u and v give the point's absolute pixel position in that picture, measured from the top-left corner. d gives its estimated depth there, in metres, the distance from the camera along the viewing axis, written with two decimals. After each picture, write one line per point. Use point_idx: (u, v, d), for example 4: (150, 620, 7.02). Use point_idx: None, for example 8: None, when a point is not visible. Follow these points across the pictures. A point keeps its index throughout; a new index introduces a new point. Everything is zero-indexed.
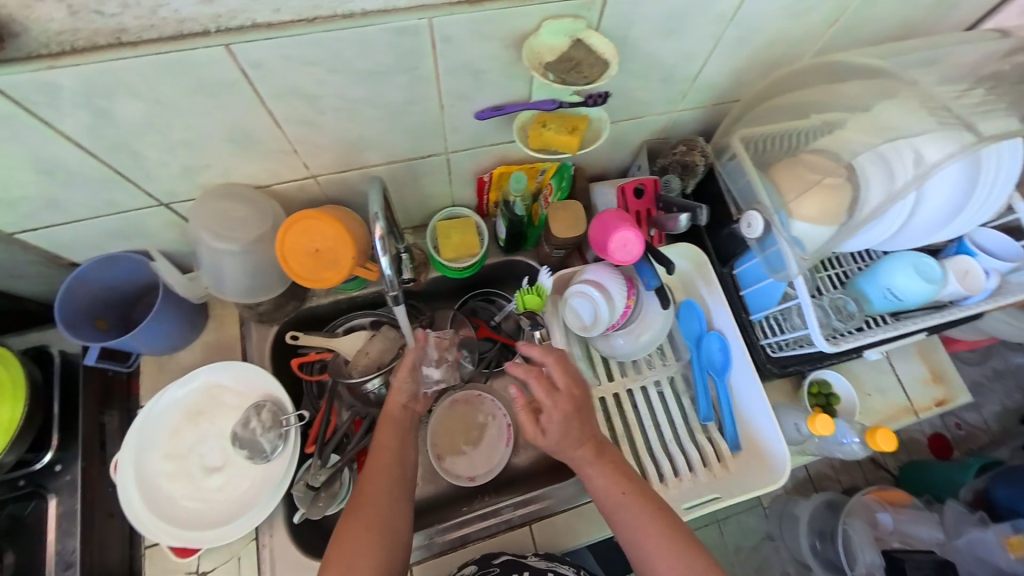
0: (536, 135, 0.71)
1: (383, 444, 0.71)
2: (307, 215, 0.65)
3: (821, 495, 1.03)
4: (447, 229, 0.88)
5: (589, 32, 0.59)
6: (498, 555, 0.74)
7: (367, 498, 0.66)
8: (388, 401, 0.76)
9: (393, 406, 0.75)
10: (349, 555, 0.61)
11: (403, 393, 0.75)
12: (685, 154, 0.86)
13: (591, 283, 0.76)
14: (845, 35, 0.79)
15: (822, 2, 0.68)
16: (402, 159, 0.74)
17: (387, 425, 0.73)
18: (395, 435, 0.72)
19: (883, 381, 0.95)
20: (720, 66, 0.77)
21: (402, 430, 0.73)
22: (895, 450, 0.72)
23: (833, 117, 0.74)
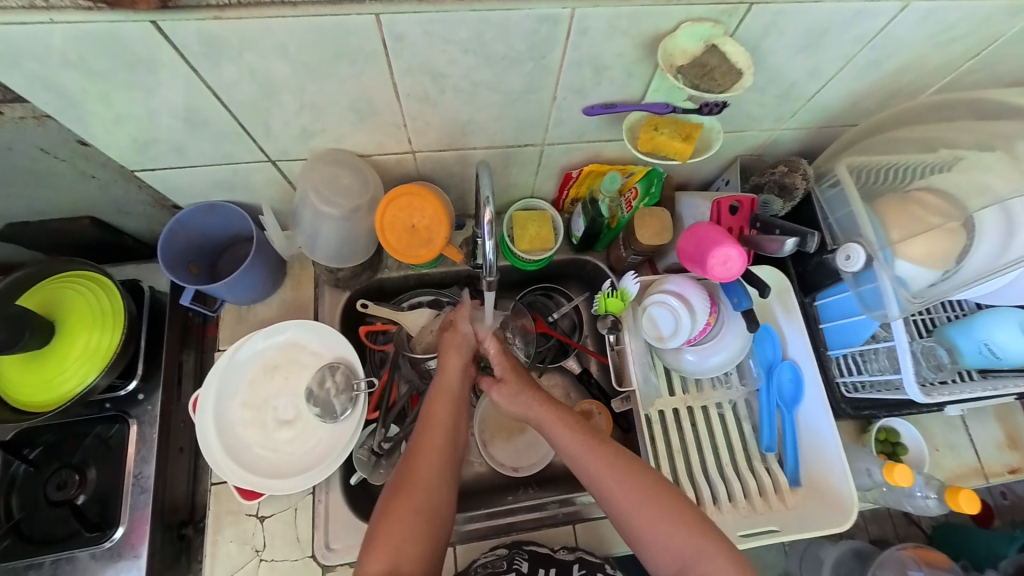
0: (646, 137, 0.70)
1: (437, 417, 0.68)
2: (411, 192, 0.71)
3: (848, 541, 0.90)
4: (524, 221, 0.86)
5: (725, 39, 0.57)
6: (528, 543, 0.75)
7: (417, 479, 0.62)
8: (443, 374, 0.73)
9: (448, 381, 0.72)
10: (399, 537, 0.58)
11: (458, 365, 0.73)
12: (785, 175, 0.83)
13: (673, 293, 0.75)
14: (982, 71, 0.74)
15: (967, 33, 0.65)
16: (501, 146, 0.74)
17: (442, 399, 0.70)
18: (449, 411, 0.69)
19: (955, 439, 0.90)
20: (841, 89, 0.73)
21: (454, 404, 0.70)
22: (976, 512, 0.72)
23: (960, 155, 0.70)
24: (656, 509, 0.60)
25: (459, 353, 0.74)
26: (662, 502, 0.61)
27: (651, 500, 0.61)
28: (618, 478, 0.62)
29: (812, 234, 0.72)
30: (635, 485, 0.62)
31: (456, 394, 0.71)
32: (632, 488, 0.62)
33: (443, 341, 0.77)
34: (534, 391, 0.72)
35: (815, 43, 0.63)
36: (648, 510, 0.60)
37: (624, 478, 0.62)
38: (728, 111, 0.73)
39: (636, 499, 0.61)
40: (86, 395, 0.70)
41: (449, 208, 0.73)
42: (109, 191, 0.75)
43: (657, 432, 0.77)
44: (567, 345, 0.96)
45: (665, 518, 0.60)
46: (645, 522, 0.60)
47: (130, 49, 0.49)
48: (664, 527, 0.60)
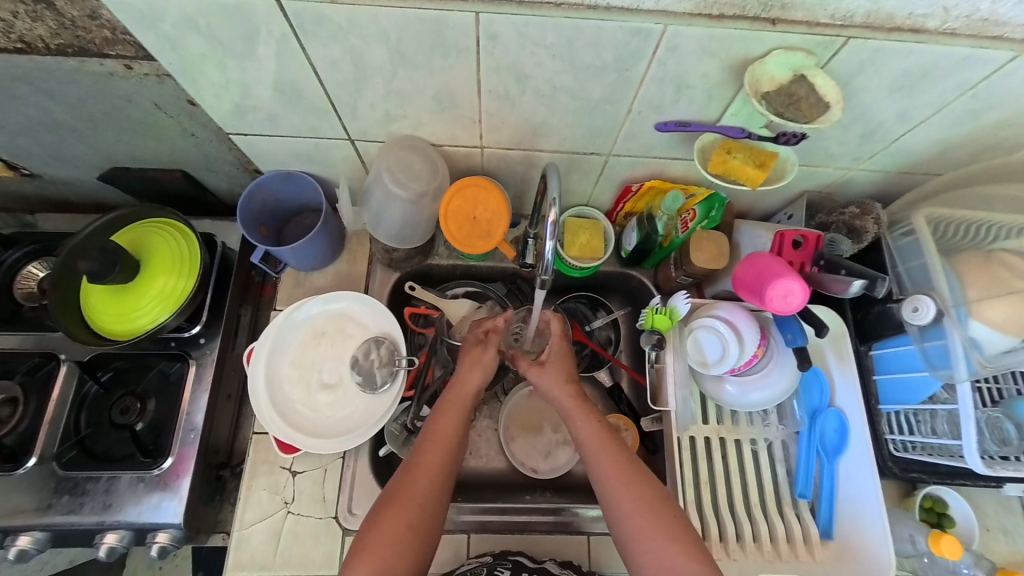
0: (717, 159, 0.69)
1: (443, 429, 0.68)
2: (477, 184, 0.74)
3: None
4: (576, 228, 0.89)
5: (816, 71, 0.56)
6: (514, 554, 0.75)
7: (414, 489, 0.63)
8: (456, 388, 0.73)
9: (462, 393, 0.72)
10: (387, 548, 0.58)
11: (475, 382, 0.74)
12: (854, 218, 0.79)
13: (723, 320, 0.73)
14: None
15: None
16: (568, 151, 0.76)
17: (450, 412, 0.70)
18: (453, 424, 0.69)
19: (1011, 524, 0.83)
20: (931, 135, 0.70)
21: (463, 418, 0.70)
22: None
23: None
24: (651, 517, 0.61)
25: (472, 370, 0.75)
26: (660, 515, 0.61)
27: (647, 513, 0.61)
28: (623, 486, 0.63)
29: (882, 279, 0.69)
30: (637, 499, 0.62)
31: (465, 407, 0.72)
32: (634, 497, 0.62)
33: (466, 355, 0.78)
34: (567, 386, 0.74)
35: (912, 85, 0.60)
36: (644, 522, 0.60)
37: (622, 474, 0.64)
38: (804, 144, 0.71)
39: (640, 515, 0.61)
40: (155, 333, 0.77)
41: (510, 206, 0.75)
42: (204, 148, 0.81)
43: (686, 458, 0.75)
44: (602, 356, 0.96)
45: (668, 545, 0.59)
46: (641, 536, 0.60)
47: (252, 22, 0.54)
48: (669, 555, 0.58)
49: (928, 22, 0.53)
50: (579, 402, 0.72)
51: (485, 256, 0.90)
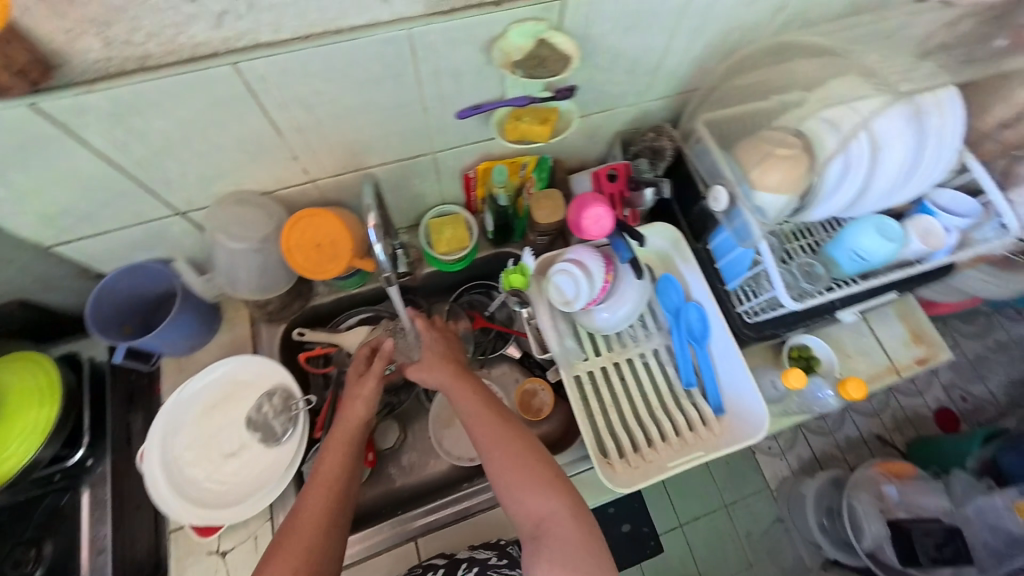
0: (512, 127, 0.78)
1: (329, 466, 0.68)
2: (310, 214, 0.75)
3: None
4: (441, 226, 0.97)
5: (551, 32, 0.66)
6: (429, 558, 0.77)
7: (305, 530, 0.62)
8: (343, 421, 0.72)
9: (348, 427, 0.72)
10: None
11: (362, 410, 0.73)
12: (654, 140, 0.94)
13: (571, 261, 0.81)
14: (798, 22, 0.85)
15: None
16: (394, 160, 0.82)
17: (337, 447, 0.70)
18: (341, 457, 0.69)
19: (864, 344, 1.02)
20: (681, 57, 0.84)
21: (351, 450, 0.70)
22: (865, 396, 0.79)
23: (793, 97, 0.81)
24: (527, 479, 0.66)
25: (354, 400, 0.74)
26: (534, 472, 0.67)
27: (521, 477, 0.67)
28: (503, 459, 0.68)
29: (660, 180, 0.90)
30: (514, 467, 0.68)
31: (352, 437, 0.71)
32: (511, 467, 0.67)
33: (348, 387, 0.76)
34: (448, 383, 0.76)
35: (637, 23, 0.73)
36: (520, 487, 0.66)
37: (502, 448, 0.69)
38: (587, 93, 0.83)
39: (519, 480, 0.66)
40: (28, 470, 0.71)
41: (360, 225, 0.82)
42: (34, 269, 0.78)
43: (588, 390, 0.84)
44: (506, 333, 1.03)
45: (539, 497, 0.65)
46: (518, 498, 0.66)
47: (16, 133, 0.54)
48: (539, 506, 0.65)
49: None
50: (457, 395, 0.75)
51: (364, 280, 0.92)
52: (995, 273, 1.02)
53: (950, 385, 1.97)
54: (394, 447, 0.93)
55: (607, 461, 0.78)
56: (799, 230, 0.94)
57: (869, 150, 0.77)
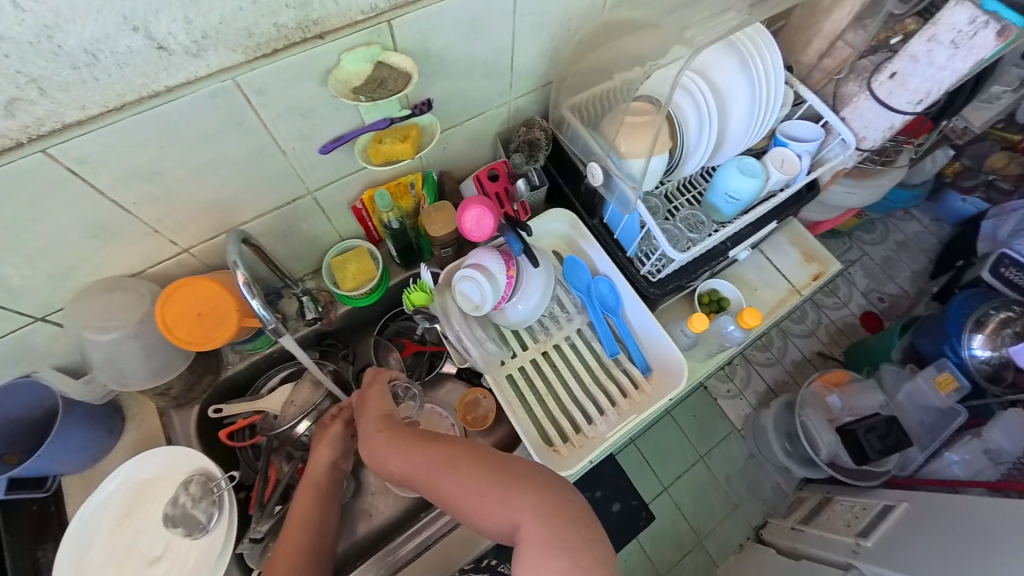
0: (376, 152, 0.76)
1: (297, 513, 0.71)
2: (182, 285, 0.70)
3: None
4: (343, 262, 0.95)
5: (388, 53, 0.67)
6: None
7: None
8: (312, 466, 0.77)
9: (313, 472, 0.76)
10: None
11: (329, 452, 0.78)
12: (527, 134, 0.95)
13: (472, 266, 0.81)
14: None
15: None
16: (270, 210, 0.79)
17: (306, 492, 0.74)
18: (308, 502, 0.72)
19: (766, 275, 1.11)
20: (531, 51, 0.87)
21: (316, 496, 0.74)
22: (759, 322, 0.89)
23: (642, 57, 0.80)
24: (475, 488, 0.61)
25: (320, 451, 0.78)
26: (483, 480, 0.61)
27: (472, 490, 0.61)
28: (446, 477, 0.63)
29: (529, 170, 0.96)
30: (460, 482, 0.62)
31: (319, 483, 0.76)
32: (460, 482, 0.62)
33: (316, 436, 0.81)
34: (382, 420, 0.74)
35: (474, 29, 0.75)
36: (474, 500, 0.60)
37: (449, 470, 0.63)
38: (450, 104, 0.85)
39: (470, 492, 0.61)
40: None
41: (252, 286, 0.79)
42: None
43: (522, 386, 0.87)
44: (440, 351, 1.02)
45: (494, 504, 0.59)
46: (479, 510, 0.60)
47: None
48: (497, 511, 0.59)
49: None
50: (393, 431, 0.71)
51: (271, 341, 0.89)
52: (856, 184, 1.16)
53: (867, 290, 2.17)
54: (346, 499, 0.92)
55: (552, 448, 0.82)
56: (684, 185, 1.02)
57: (703, 111, 0.89)
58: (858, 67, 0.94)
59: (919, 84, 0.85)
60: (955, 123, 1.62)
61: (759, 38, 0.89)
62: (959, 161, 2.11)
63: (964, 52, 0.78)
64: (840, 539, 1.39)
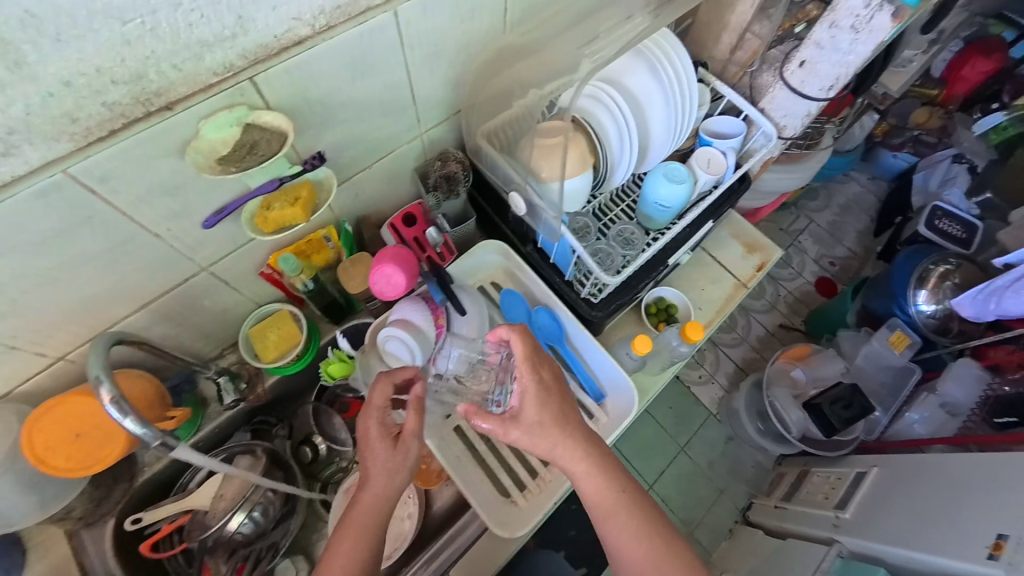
0: (266, 220, 0.69)
1: (345, 553, 0.60)
2: (57, 405, 0.69)
3: None
4: (263, 330, 0.88)
5: (257, 113, 0.60)
6: None
7: None
8: (370, 483, 0.63)
9: (372, 502, 0.62)
10: None
11: (386, 476, 0.63)
12: (442, 168, 0.89)
13: (395, 322, 0.76)
14: (535, 9, 0.84)
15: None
16: (160, 295, 0.71)
17: (353, 532, 0.60)
18: (370, 533, 0.61)
19: (712, 272, 1.10)
20: (435, 81, 0.80)
21: (372, 532, 0.61)
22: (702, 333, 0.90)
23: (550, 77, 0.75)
24: (625, 526, 0.62)
25: (389, 469, 0.64)
26: (637, 516, 0.63)
27: (618, 526, 0.63)
28: (603, 511, 0.63)
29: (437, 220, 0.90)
30: (614, 523, 0.63)
31: (382, 511, 0.63)
32: (617, 515, 0.63)
33: (367, 455, 0.64)
34: (553, 394, 0.66)
35: (358, 72, 0.68)
36: (622, 536, 0.62)
37: (611, 493, 0.63)
38: (351, 150, 0.77)
39: (628, 536, 0.62)
40: None
41: (153, 382, 0.73)
42: None
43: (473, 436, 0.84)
44: None
45: (637, 542, 0.62)
46: (627, 553, 0.62)
47: None
48: (643, 559, 0.62)
49: (300, 31, 0.58)
50: (558, 425, 0.64)
51: (195, 425, 0.84)
52: (788, 168, 1.15)
53: (818, 256, 2.20)
54: None
55: (509, 499, 0.79)
56: (616, 195, 0.99)
57: (621, 119, 0.85)
58: (768, 57, 0.91)
59: (828, 70, 0.84)
60: (875, 90, 1.63)
61: (662, 40, 0.87)
62: (887, 121, 2.16)
63: (864, 36, 0.76)
64: (819, 514, 1.41)
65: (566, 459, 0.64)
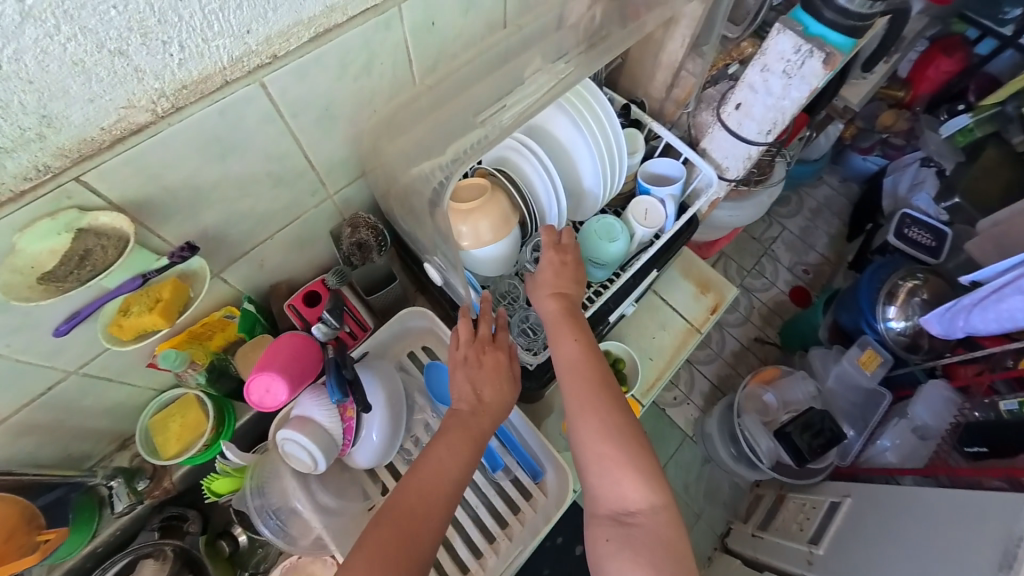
0: (123, 326, 0.62)
1: (439, 455, 0.64)
2: None
3: None
4: (166, 420, 0.80)
5: (94, 213, 0.52)
6: None
7: (413, 503, 0.60)
8: (486, 399, 0.69)
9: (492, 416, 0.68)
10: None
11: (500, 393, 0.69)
12: (353, 234, 0.80)
13: (293, 422, 0.68)
14: (447, 54, 0.75)
15: (376, 54, 0.65)
16: (23, 405, 0.63)
17: (463, 431, 0.66)
18: (469, 444, 0.65)
19: (663, 317, 1.03)
20: (334, 145, 0.71)
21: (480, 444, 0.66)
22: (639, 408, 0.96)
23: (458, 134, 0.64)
24: (604, 420, 0.64)
25: (499, 384, 0.70)
26: (615, 415, 0.65)
27: (602, 420, 0.64)
28: (583, 406, 0.66)
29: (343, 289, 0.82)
30: (594, 417, 0.65)
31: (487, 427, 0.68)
32: (597, 410, 0.65)
33: (482, 363, 0.70)
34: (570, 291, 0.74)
35: (227, 149, 0.59)
36: (602, 430, 0.64)
37: (592, 393, 0.66)
38: (239, 226, 0.69)
39: (601, 436, 0.63)
40: None
41: (14, 505, 0.67)
42: None
43: None
44: None
45: (611, 441, 0.63)
46: (600, 457, 0.63)
47: None
48: (614, 463, 0.62)
49: (136, 118, 0.50)
50: (566, 315, 0.72)
51: (91, 529, 0.78)
52: (738, 203, 1.09)
53: (792, 264, 2.12)
54: None
55: None
56: None
57: (543, 174, 0.78)
58: (706, 97, 0.87)
59: (764, 112, 0.77)
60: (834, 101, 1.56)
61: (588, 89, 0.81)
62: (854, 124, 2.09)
63: (796, 82, 0.71)
64: (794, 548, 1.33)
65: (562, 341, 0.70)
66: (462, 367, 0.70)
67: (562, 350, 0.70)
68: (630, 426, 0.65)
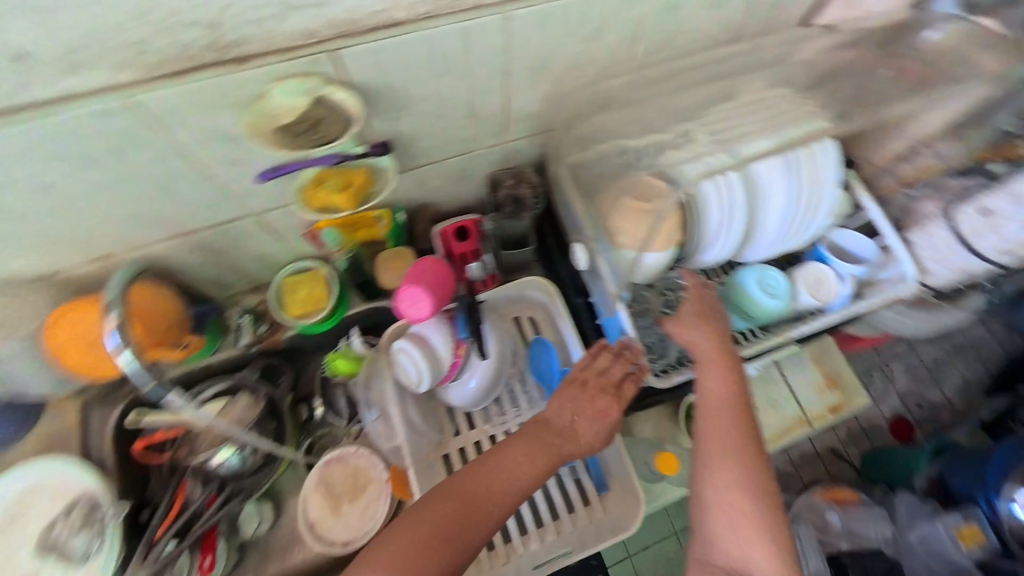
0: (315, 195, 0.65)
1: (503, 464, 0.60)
2: (80, 308, 0.68)
3: None
4: (295, 284, 0.87)
5: (332, 88, 0.56)
6: None
7: (457, 498, 0.57)
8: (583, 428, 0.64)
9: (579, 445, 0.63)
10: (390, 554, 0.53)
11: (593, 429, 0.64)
12: (514, 187, 0.83)
13: (413, 338, 0.70)
14: (669, 46, 0.72)
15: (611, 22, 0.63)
16: (203, 227, 0.71)
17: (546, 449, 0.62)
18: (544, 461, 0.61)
19: (774, 392, 0.94)
20: (531, 97, 0.71)
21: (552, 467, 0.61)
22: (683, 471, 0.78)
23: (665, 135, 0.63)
24: (743, 478, 0.58)
25: (598, 429, 0.65)
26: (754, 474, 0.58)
27: (738, 477, 0.58)
28: (720, 456, 0.59)
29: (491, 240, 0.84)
30: (730, 469, 0.58)
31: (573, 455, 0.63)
32: (735, 463, 0.59)
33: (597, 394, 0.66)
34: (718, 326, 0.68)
35: (451, 67, 0.61)
36: (738, 487, 0.57)
37: (732, 444, 0.60)
38: (422, 143, 0.72)
39: (731, 491, 0.58)
40: None
41: (173, 297, 0.76)
42: None
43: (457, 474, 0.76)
44: None
45: (746, 501, 0.57)
46: (730, 515, 0.57)
47: None
48: (743, 525, 0.56)
49: (395, 14, 0.53)
50: (712, 349, 0.66)
51: (214, 347, 0.87)
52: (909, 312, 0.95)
53: None
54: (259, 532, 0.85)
55: None
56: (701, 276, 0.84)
57: (732, 210, 0.72)
58: (938, 183, 0.75)
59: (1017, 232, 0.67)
60: None
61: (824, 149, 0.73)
62: None
63: None
64: None
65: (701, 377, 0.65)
66: (571, 389, 0.66)
67: (707, 385, 0.64)
68: (767, 489, 0.58)
